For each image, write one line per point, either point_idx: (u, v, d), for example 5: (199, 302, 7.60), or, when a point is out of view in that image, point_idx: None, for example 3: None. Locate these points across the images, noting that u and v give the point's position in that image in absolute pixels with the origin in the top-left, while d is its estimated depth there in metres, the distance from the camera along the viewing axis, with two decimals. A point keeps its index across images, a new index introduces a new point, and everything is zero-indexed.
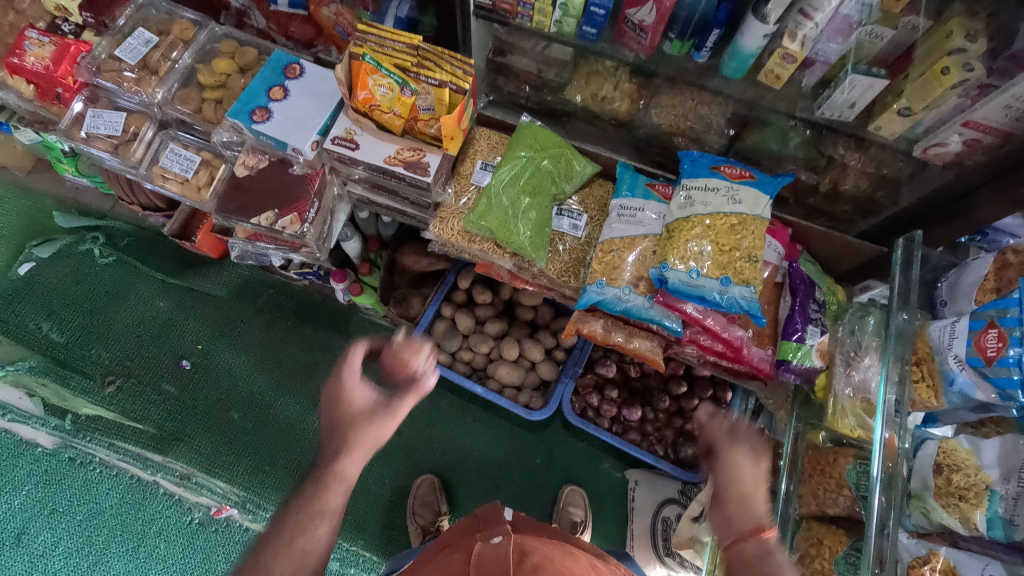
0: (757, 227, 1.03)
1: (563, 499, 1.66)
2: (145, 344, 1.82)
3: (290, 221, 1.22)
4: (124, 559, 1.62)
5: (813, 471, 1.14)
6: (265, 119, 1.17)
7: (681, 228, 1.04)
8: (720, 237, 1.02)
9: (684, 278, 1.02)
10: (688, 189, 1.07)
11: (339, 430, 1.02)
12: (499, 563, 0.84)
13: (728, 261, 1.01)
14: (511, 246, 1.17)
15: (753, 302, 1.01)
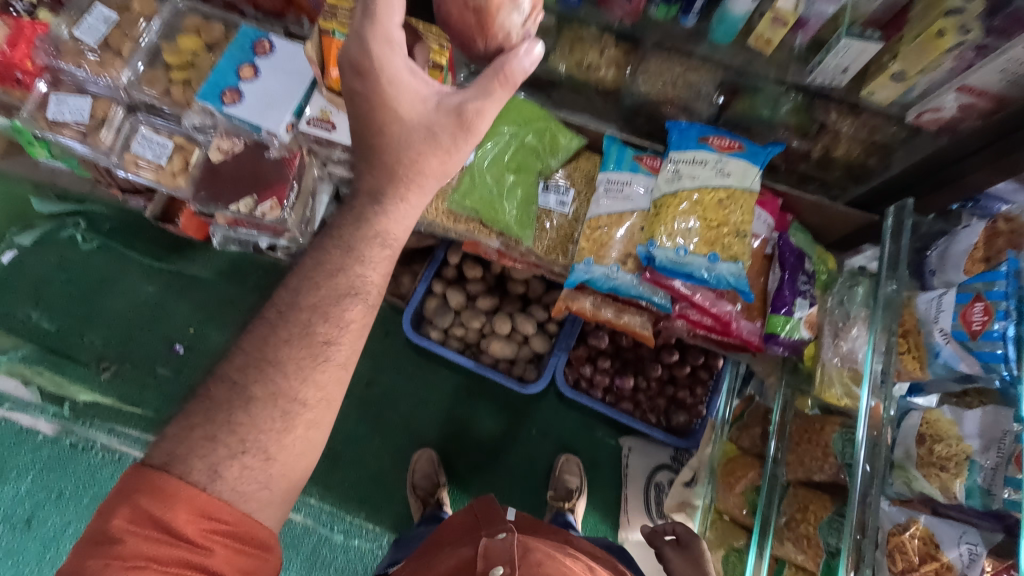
0: (747, 201, 1.01)
1: (559, 467, 1.70)
2: (136, 329, 1.81)
3: (269, 207, 1.20)
4: None
5: (800, 439, 1.16)
6: (236, 101, 1.15)
7: (668, 204, 1.03)
8: (707, 212, 1.01)
9: (671, 256, 1.01)
10: (675, 162, 1.05)
11: (379, 112, 0.87)
12: (504, 556, 0.86)
13: (716, 236, 1.00)
14: (498, 226, 1.17)
15: (742, 278, 1.00)
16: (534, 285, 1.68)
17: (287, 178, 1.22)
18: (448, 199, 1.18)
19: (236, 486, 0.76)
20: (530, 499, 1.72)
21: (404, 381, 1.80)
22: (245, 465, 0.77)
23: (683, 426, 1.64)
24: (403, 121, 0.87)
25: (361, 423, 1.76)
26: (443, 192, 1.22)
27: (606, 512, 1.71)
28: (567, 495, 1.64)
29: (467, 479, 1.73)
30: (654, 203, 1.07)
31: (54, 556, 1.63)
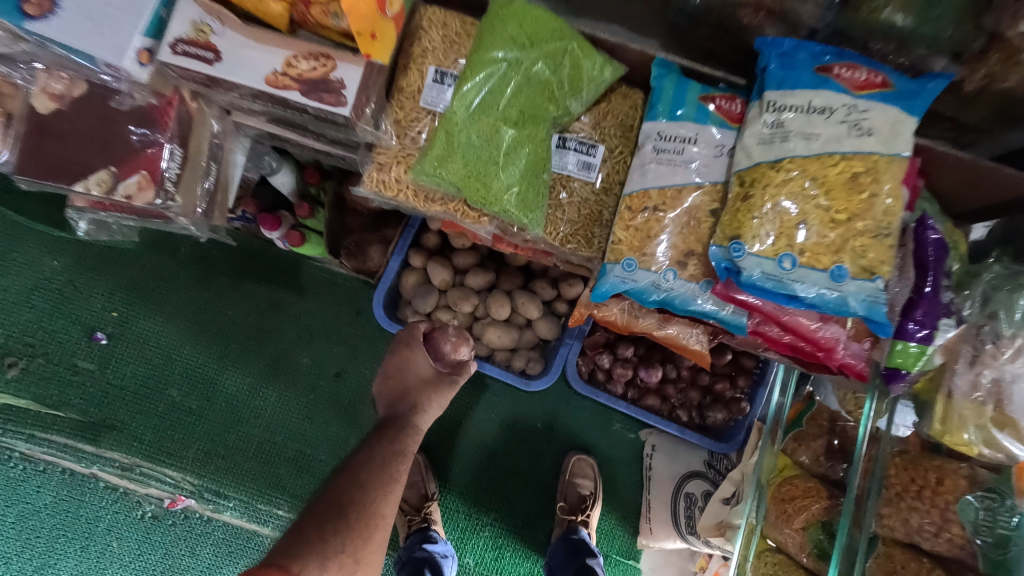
0: (893, 171, 0.71)
1: (569, 470, 1.44)
2: (45, 315, 1.45)
3: (137, 187, 0.87)
4: (74, 559, 1.42)
5: (902, 490, 0.86)
6: (45, 13, 0.75)
7: (766, 180, 0.72)
8: (834, 197, 0.71)
9: (769, 269, 0.72)
10: (779, 114, 0.73)
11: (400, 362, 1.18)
12: None
13: (844, 239, 0.71)
14: (492, 209, 0.87)
15: (876, 306, 0.70)
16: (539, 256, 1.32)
17: (158, 141, 0.87)
18: (414, 168, 0.87)
19: None
20: (535, 504, 1.48)
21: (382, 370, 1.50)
22: None
23: (720, 425, 1.36)
24: (412, 378, 1.17)
25: (334, 422, 1.48)
26: (404, 155, 0.90)
27: (623, 515, 1.48)
28: (580, 504, 1.40)
29: (462, 484, 1.47)
30: (738, 179, 0.76)
31: None
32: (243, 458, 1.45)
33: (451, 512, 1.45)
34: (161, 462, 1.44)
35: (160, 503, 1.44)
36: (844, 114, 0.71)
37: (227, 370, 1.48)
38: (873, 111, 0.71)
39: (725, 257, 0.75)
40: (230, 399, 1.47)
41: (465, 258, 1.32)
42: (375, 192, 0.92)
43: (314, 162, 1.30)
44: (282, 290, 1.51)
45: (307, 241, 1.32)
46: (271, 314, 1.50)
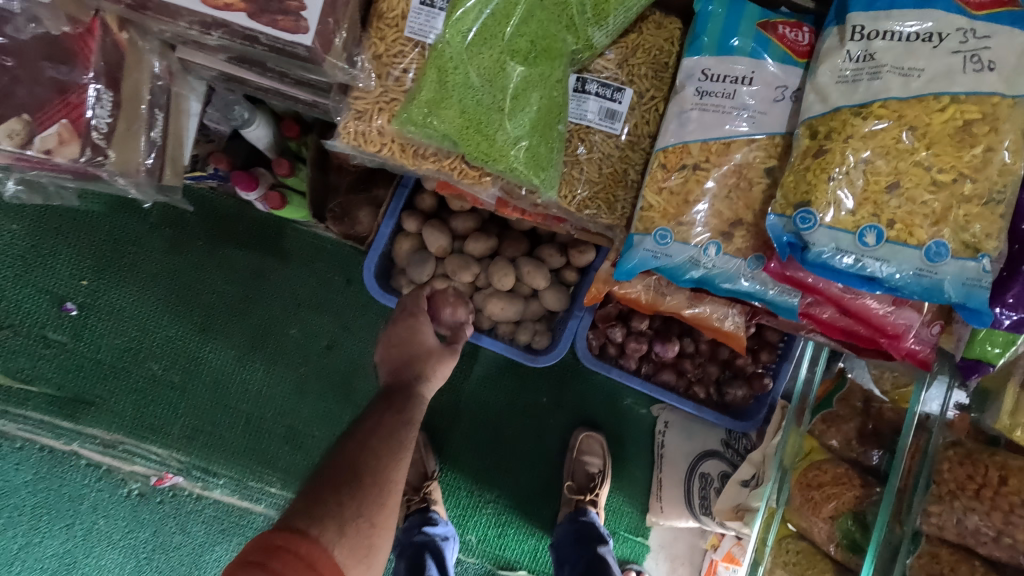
0: (1002, 114, 0.61)
1: (576, 447, 1.36)
2: (6, 283, 1.32)
3: (57, 140, 0.75)
4: (59, 538, 1.36)
5: (955, 486, 0.77)
6: None
7: (850, 130, 0.64)
8: (939, 151, 0.63)
9: (845, 243, 0.64)
10: (872, 44, 0.64)
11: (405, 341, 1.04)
12: None
13: (947, 207, 0.63)
14: (494, 166, 0.74)
15: (974, 293, 0.63)
16: None
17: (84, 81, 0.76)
18: (399, 117, 0.74)
19: None
20: (540, 480, 1.41)
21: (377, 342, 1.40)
22: None
23: (740, 402, 1.27)
24: (418, 348, 1.03)
25: (326, 397, 1.39)
26: (386, 100, 0.76)
27: (632, 492, 1.41)
28: (588, 483, 1.33)
29: (463, 461, 1.39)
30: (809, 129, 0.67)
31: None
32: (231, 433, 1.37)
33: (453, 489, 1.38)
34: (145, 439, 1.36)
35: (146, 480, 1.37)
36: (958, 42, 0.62)
37: (210, 341, 1.37)
38: (995, 39, 0.61)
39: (787, 229, 0.67)
40: (215, 372, 1.37)
41: (464, 221, 1.20)
42: (352, 147, 0.80)
43: (292, 113, 1.14)
44: (265, 257, 1.38)
45: (289, 202, 1.21)
46: (254, 282, 1.38)
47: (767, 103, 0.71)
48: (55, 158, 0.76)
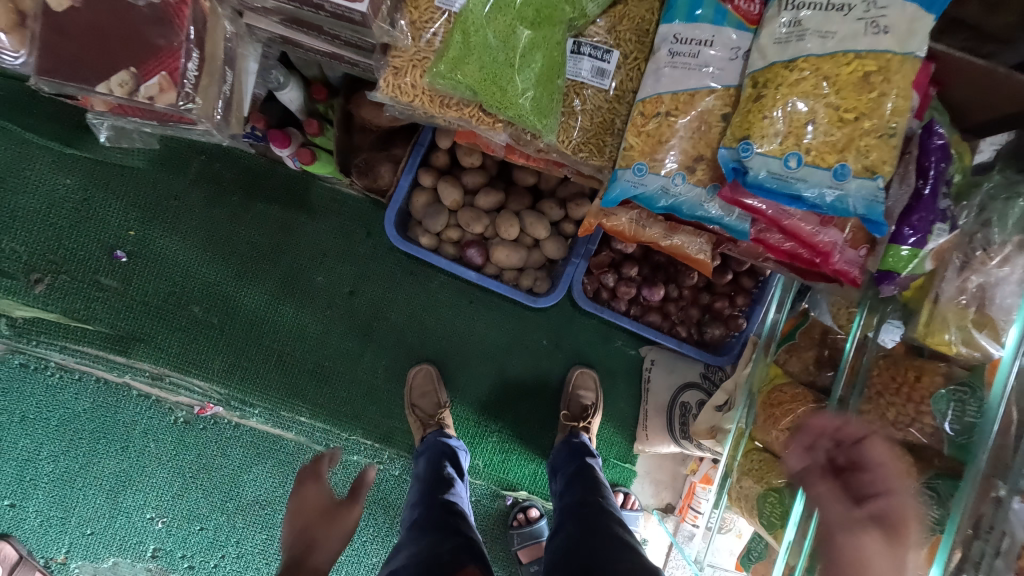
0: (905, 72, 0.71)
1: (572, 381, 1.54)
2: (63, 232, 1.47)
3: (157, 88, 0.85)
4: (116, 458, 1.55)
5: (883, 389, 0.93)
6: None
7: (779, 80, 0.74)
8: (845, 95, 0.72)
9: (775, 169, 0.74)
10: (796, 10, 0.74)
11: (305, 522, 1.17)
12: None
13: (850, 138, 0.73)
14: (506, 113, 0.88)
15: (875, 206, 0.73)
16: (548, 174, 1.33)
17: (180, 39, 0.85)
18: (430, 71, 0.87)
19: None
20: (539, 413, 1.59)
21: (394, 288, 1.56)
22: None
23: (717, 340, 1.44)
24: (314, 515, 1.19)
25: (349, 336, 1.55)
26: (420, 57, 0.89)
27: (621, 424, 1.59)
28: (582, 413, 1.50)
29: (471, 394, 1.57)
30: (752, 80, 0.77)
31: (36, 477, 1.53)
32: (265, 368, 1.54)
33: (462, 419, 1.56)
34: (189, 373, 1.53)
35: (190, 409, 1.55)
36: (863, 10, 0.71)
37: (246, 286, 1.53)
38: (891, 8, 0.70)
39: (733, 158, 0.78)
40: (250, 314, 1.53)
41: (475, 177, 1.32)
42: (391, 98, 0.91)
43: (321, 78, 1.28)
44: (293, 211, 1.53)
45: (318, 159, 1.33)
46: (283, 233, 1.53)
47: (723, 62, 0.81)
48: (155, 104, 0.85)
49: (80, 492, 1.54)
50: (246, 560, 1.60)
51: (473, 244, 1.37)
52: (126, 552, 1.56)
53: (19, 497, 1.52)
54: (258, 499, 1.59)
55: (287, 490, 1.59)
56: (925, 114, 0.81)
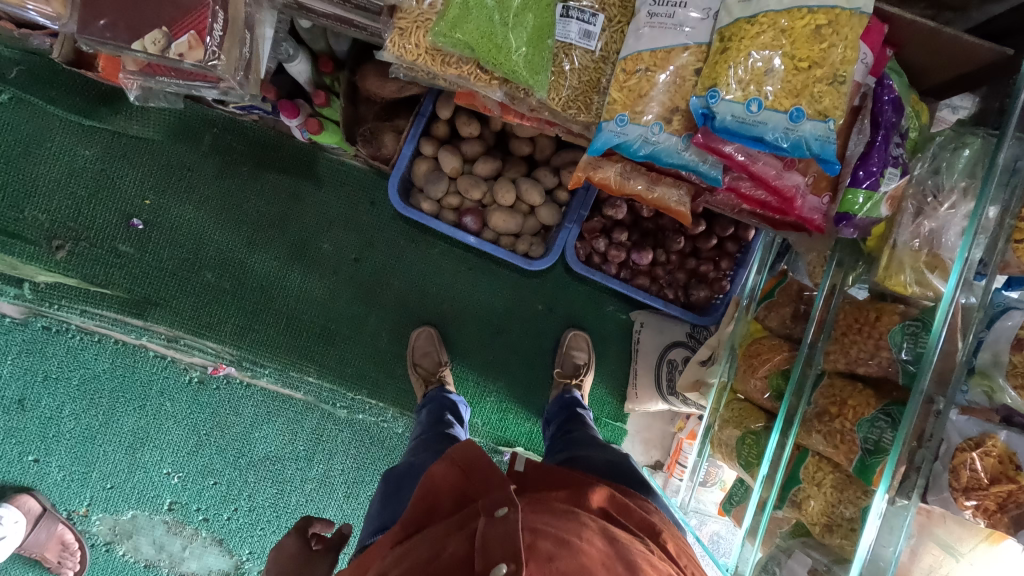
0: (853, 27, 0.79)
1: (566, 343, 1.63)
2: (83, 200, 1.54)
3: (187, 46, 0.94)
4: (134, 416, 1.62)
5: (847, 329, 1.02)
6: None
7: (742, 34, 0.83)
8: (799, 45, 0.80)
9: (738, 113, 0.83)
10: None
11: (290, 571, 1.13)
12: (508, 542, 0.65)
13: (804, 84, 0.81)
14: (501, 69, 0.96)
15: (827, 146, 0.82)
16: (542, 143, 1.41)
17: (208, 2, 0.94)
18: (432, 30, 0.95)
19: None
20: (535, 374, 1.68)
21: (397, 256, 1.64)
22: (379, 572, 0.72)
23: (703, 302, 1.52)
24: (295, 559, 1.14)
25: (354, 301, 1.63)
26: (422, 19, 0.96)
27: (612, 385, 1.68)
28: (575, 371, 1.59)
29: (470, 355, 1.65)
30: (719, 35, 0.86)
31: (58, 434, 1.60)
32: (275, 331, 1.60)
33: (462, 379, 1.65)
34: (202, 335, 1.58)
35: (204, 369, 1.63)
36: None
37: (256, 253, 1.60)
38: None
39: (702, 105, 0.86)
40: (260, 279, 1.60)
41: (473, 146, 1.40)
42: (398, 58, 0.99)
43: (328, 51, 1.33)
44: (301, 181, 1.61)
45: (325, 129, 1.41)
46: (292, 203, 1.61)
47: (696, 21, 0.89)
48: (185, 60, 0.94)
49: (100, 448, 1.62)
50: (257, 513, 1.69)
51: (472, 211, 1.45)
52: (144, 505, 1.66)
53: (42, 453, 1.60)
54: (269, 455, 1.67)
55: (297, 447, 1.68)
56: (877, 70, 0.91)
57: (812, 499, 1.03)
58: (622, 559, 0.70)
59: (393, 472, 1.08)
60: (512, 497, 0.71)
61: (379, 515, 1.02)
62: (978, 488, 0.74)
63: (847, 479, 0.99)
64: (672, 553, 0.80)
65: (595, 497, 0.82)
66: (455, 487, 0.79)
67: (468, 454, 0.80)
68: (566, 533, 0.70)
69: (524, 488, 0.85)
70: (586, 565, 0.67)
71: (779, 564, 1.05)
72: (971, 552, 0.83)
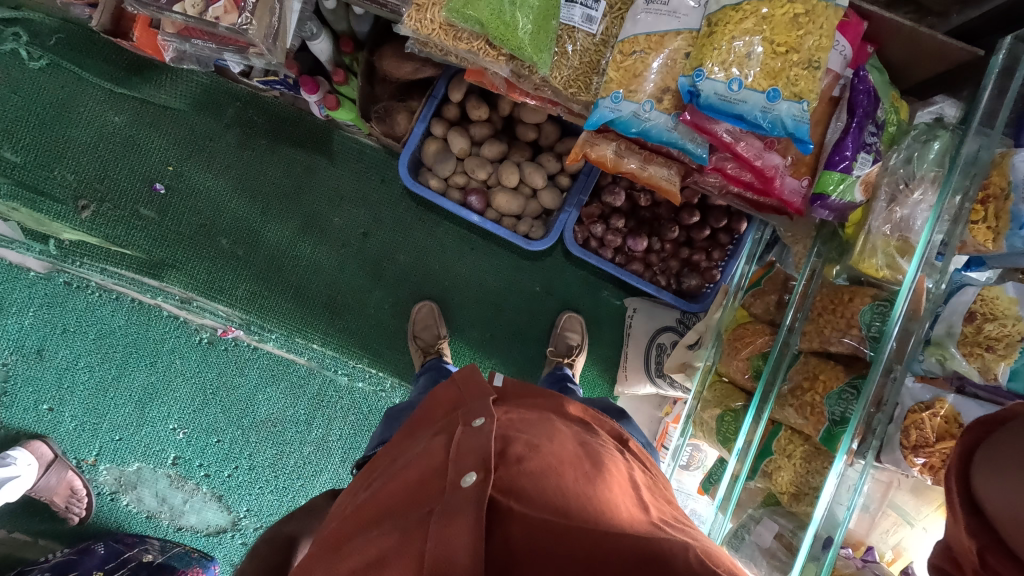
0: (828, 18, 0.88)
1: (561, 324, 1.70)
2: (109, 164, 1.62)
3: (223, 11, 1.06)
4: (145, 372, 1.69)
5: (823, 309, 1.08)
6: None
7: (727, 19, 0.90)
8: (778, 32, 0.88)
9: (721, 91, 0.90)
10: None
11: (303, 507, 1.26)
12: (479, 449, 0.72)
13: (781, 68, 0.89)
14: (508, 46, 1.03)
15: (800, 125, 0.90)
16: (548, 129, 1.48)
17: None
18: (447, 6, 1.03)
19: (368, 500, 0.78)
20: (529, 352, 1.74)
21: (403, 232, 1.71)
22: (373, 488, 0.81)
23: (694, 290, 1.58)
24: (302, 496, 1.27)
25: (361, 274, 1.71)
26: None
27: (603, 367, 1.75)
28: (568, 351, 1.65)
29: (467, 331, 1.73)
30: (708, 21, 0.94)
31: (72, 384, 1.67)
32: (284, 298, 1.67)
33: (459, 354, 1.72)
34: (214, 298, 1.65)
35: (214, 331, 1.69)
36: None
37: (270, 223, 1.68)
38: None
39: (689, 84, 0.94)
40: (272, 247, 1.67)
41: (481, 129, 1.46)
42: (414, 32, 1.07)
43: (348, 32, 1.38)
44: (315, 156, 1.69)
45: (342, 105, 1.47)
46: (306, 176, 1.69)
47: (688, 9, 0.97)
48: (220, 22, 1.05)
49: (111, 401, 1.69)
50: (257, 472, 1.77)
51: (477, 191, 1.52)
52: (149, 458, 1.73)
53: (56, 402, 1.67)
54: (271, 417, 1.75)
55: (298, 411, 1.76)
56: (853, 65, 1.00)
57: (782, 470, 1.08)
58: (588, 459, 0.78)
59: (393, 410, 1.18)
60: (490, 413, 0.80)
61: (380, 433, 1.14)
62: (925, 446, 0.82)
63: (815, 451, 1.05)
64: (638, 456, 0.92)
65: (573, 407, 0.93)
66: (447, 403, 0.90)
67: (467, 377, 0.92)
68: (537, 440, 0.78)
69: (506, 402, 0.93)
70: (552, 464, 0.74)
71: (748, 530, 1.12)
72: (925, 519, 0.90)
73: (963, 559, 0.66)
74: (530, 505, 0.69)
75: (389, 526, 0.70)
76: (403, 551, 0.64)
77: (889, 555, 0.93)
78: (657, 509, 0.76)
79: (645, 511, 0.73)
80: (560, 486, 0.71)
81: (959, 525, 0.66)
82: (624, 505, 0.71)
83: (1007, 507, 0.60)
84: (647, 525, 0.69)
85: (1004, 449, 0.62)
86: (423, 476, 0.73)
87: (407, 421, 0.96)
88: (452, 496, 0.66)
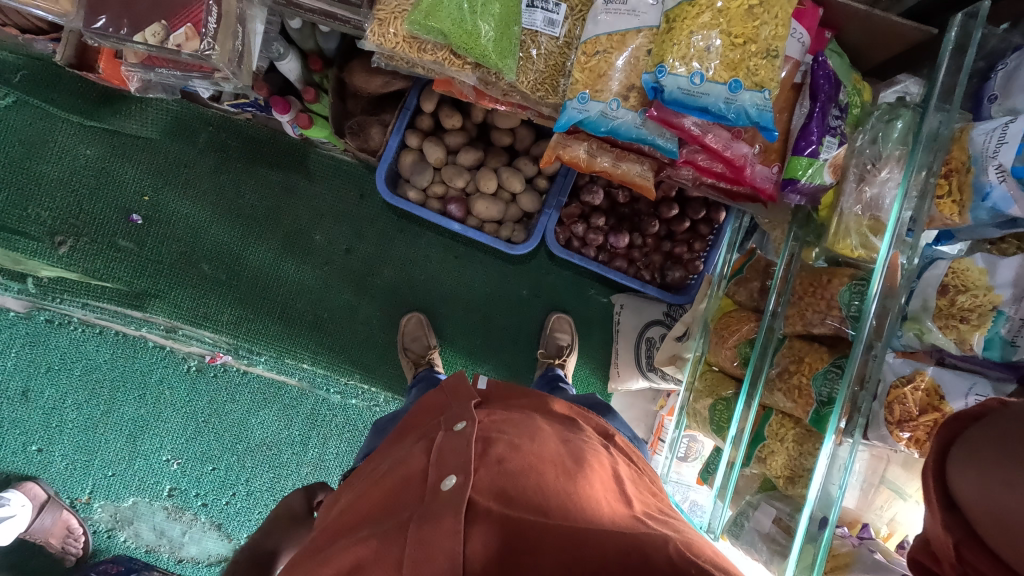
0: (782, 7, 0.90)
1: (550, 325, 1.70)
2: (84, 197, 1.60)
3: (184, 37, 1.05)
4: (134, 405, 1.67)
5: (803, 293, 1.10)
6: None
7: (685, 15, 0.92)
8: (734, 23, 0.90)
9: (684, 85, 0.91)
10: None
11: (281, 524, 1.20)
12: (460, 454, 0.74)
13: (740, 58, 0.90)
14: (472, 54, 1.04)
15: (764, 113, 0.91)
16: (522, 133, 1.49)
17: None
18: (408, 19, 1.03)
19: (350, 510, 0.78)
20: (520, 356, 1.75)
21: (386, 245, 1.71)
22: (355, 494, 0.81)
23: (678, 282, 1.59)
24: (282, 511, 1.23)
25: (346, 290, 1.70)
26: (399, 10, 1.06)
27: (595, 365, 1.76)
28: (558, 352, 1.66)
29: (457, 339, 1.73)
30: (667, 17, 0.95)
31: (61, 424, 1.65)
32: (270, 319, 1.66)
33: (450, 362, 1.72)
34: (199, 325, 1.63)
35: (201, 358, 1.68)
36: None
37: (251, 246, 1.67)
38: None
39: (652, 80, 0.95)
40: (257, 270, 1.67)
41: (456, 137, 1.47)
42: (377, 46, 1.07)
43: (316, 49, 1.37)
44: (293, 175, 1.69)
45: (315, 123, 1.47)
46: (285, 196, 1.68)
47: (646, 7, 0.98)
48: (182, 50, 1.05)
49: (101, 437, 1.67)
50: (255, 497, 1.75)
51: (457, 200, 1.51)
52: (144, 492, 1.71)
53: (45, 443, 1.65)
54: (264, 441, 1.74)
55: (292, 433, 1.74)
56: (812, 51, 1.02)
57: (776, 455, 1.08)
58: (572, 455, 0.79)
59: (381, 420, 1.17)
60: (473, 416, 0.81)
61: (366, 444, 1.14)
62: (909, 421, 0.86)
63: (807, 433, 1.06)
64: (625, 450, 0.93)
65: (558, 406, 0.94)
66: (435, 409, 0.91)
67: (454, 383, 0.93)
68: (518, 441, 0.78)
69: (492, 403, 0.94)
70: (535, 464, 0.75)
71: (747, 517, 1.12)
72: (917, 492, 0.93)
73: (941, 554, 0.67)
74: (509, 504, 0.68)
75: (368, 532, 0.70)
76: (384, 558, 0.65)
77: (884, 530, 0.95)
78: (641, 502, 0.77)
79: (628, 505, 0.74)
80: (541, 485, 0.71)
81: (935, 519, 0.67)
82: (605, 500, 0.72)
83: (980, 504, 0.61)
84: (629, 519, 0.69)
85: (974, 448, 0.63)
86: (403, 479, 0.74)
87: (396, 429, 0.96)
88: (432, 501, 0.68)
